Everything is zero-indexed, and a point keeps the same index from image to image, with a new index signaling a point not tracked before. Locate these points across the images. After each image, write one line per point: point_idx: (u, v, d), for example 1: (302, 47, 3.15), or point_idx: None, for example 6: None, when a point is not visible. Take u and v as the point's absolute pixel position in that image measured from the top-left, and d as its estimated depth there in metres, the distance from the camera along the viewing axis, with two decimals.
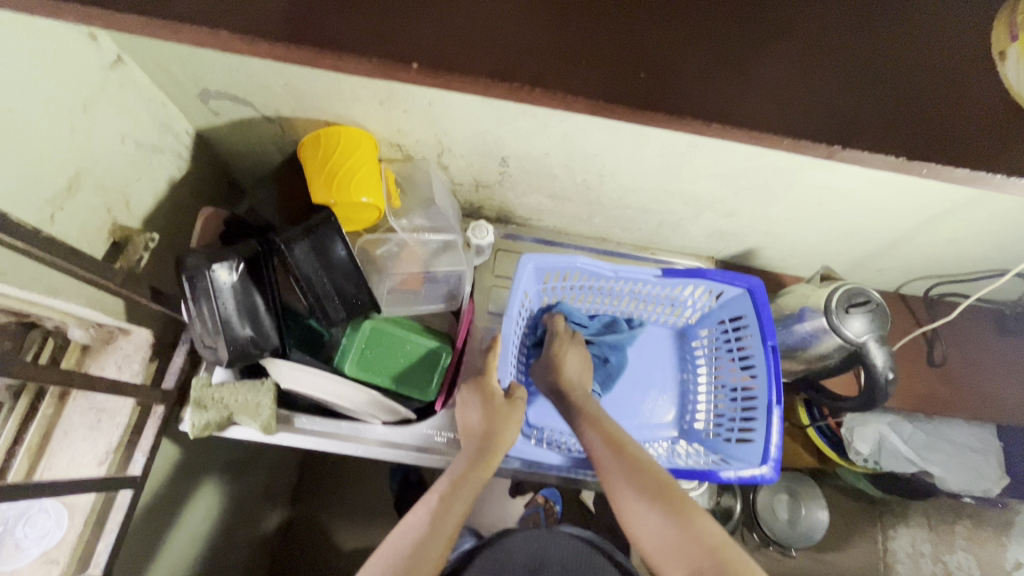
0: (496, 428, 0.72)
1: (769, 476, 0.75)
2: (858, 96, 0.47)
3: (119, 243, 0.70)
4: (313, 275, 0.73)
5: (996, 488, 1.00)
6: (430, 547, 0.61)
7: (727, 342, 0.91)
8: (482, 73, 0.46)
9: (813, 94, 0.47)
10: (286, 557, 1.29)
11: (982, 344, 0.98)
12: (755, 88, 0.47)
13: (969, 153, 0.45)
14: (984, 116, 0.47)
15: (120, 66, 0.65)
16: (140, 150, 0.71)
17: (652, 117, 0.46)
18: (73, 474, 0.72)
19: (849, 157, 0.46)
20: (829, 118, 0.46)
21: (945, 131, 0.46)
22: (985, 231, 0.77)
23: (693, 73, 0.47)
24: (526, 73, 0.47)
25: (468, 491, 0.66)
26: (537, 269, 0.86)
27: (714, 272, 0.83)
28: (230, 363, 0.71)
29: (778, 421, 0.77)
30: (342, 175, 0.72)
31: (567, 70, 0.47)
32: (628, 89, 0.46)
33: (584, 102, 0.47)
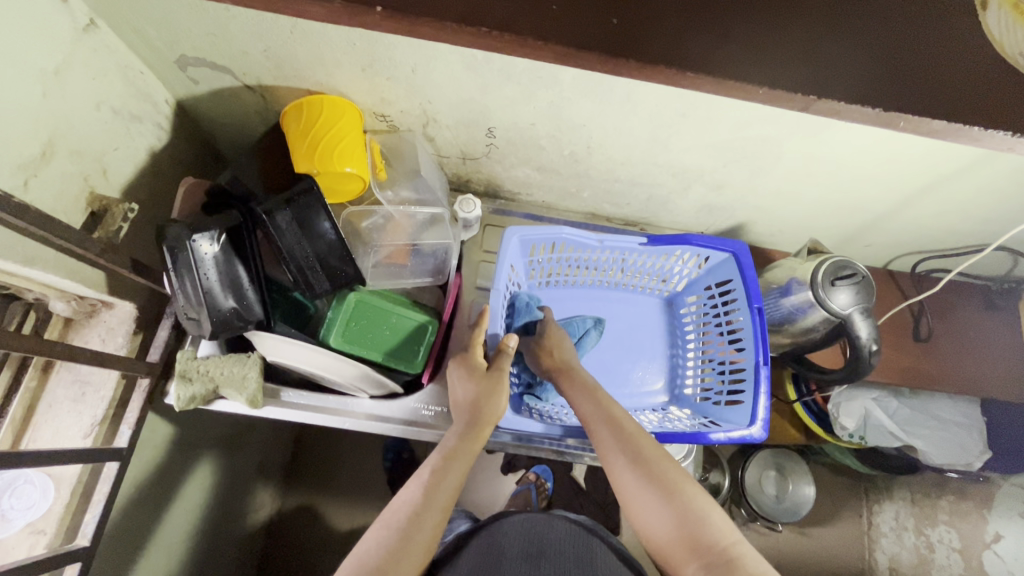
0: (485, 400, 0.72)
1: (758, 436, 0.76)
2: (850, 45, 0.43)
3: (97, 213, 0.68)
4: (296, 246, 0.72)
5: (978, 463, 1.02)
6: (422, 522, 0.60)
7: (714, 310, 0.91)
8: (450, 15, 0.43)
9: (801, 43, 0.43)
10: (279, 532, 1.30)
11: (969, 319, 0.98)
12: (733, 37, 0.43)
13: (976, 105, 0.43)
14: (993, 69, 0.44)
15: (93, 30, 0.63)
16: (117, 118, 0.69)
17: (628, 67, 0.43)
18: (58, 445, 0.72)
19: (823, 110, 0.43)
20: (811, 67, 0.43)
21: (950, 83, 0.43)
22: (972, 204, 0.77)
23: (665, 19, 0.43)
24: (496, 16, 0.43)
25: (461, 463, 0.67)
26: (523, 240, 0.86)
27: (698, 238, 0.83)
28: (214, 335, 0.70)
29: (767, 382, 0.78)
30: (325, 143, 0.70)
31: (540, 13, 0.43)
32: (601, 34, 0.43)
33: (555, 50, 0.43)
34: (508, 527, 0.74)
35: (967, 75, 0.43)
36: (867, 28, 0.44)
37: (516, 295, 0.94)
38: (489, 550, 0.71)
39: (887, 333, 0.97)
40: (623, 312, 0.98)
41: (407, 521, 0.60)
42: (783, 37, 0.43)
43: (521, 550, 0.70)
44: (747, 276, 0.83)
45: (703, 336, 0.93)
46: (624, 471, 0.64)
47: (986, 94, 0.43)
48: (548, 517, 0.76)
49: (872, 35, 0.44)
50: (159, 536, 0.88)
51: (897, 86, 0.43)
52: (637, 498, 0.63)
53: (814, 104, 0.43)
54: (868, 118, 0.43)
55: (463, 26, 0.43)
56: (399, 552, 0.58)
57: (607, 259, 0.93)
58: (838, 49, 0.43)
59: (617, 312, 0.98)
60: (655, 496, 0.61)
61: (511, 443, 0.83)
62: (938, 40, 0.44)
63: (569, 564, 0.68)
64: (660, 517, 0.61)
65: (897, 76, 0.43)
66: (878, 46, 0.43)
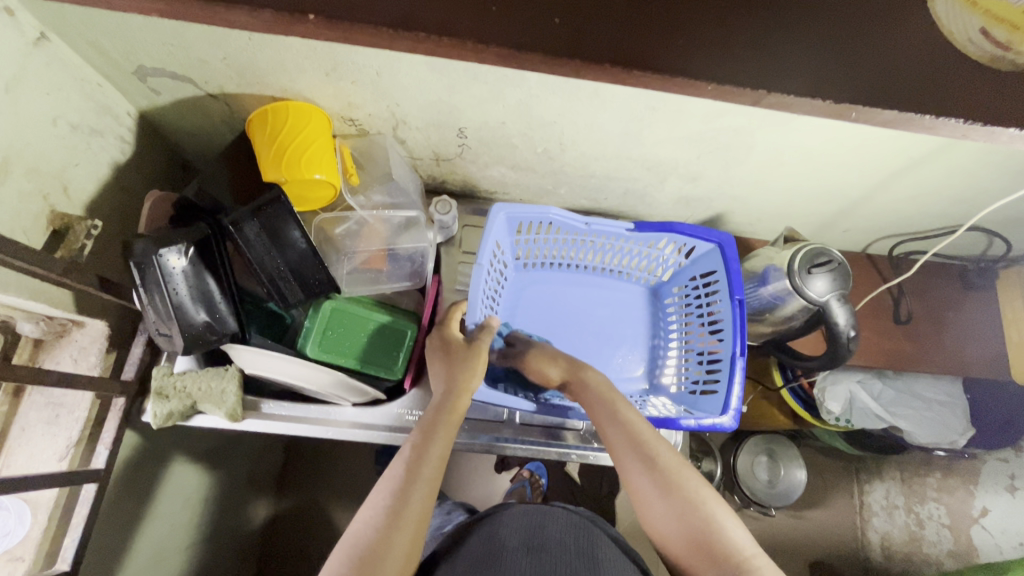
0: (462, 371, 0.70)
1: (728, 425, 0.77)
2: (802, 34, 0.43)
3: (60, 231, 0.67)
4: (266, 256, 0.71)
5: (962, 440, 1.03)
6: (410, 499, 0.58)
7: (697, 299, 0.91)
8: (388, 21, 0.42)
9: (753, 34, 0.43)
10: (272, 543, 1.29)
11: (948, 299, 0.99)
12: (682, 30, 0.43)
13: (929, 92, 0.43)
14: (948, 57, 0.43)
15: (44, 43, 0.61)
16: (76, 133, 0.68)
17: (574, 67, 0.42)
18: (33, 470, 0.71)
19: (776, 103, 0.43)
20: (761, 59, 0.43)
21: (903, 70, 0.43)
22: (945, 186, 0.77)
23: (609, 17, 0.43)
24: (434, 20, 0.42)
25: (444, 435, 0.64)
26: (510, 218, 0.85)
27: (683, 225, 0.83)
28: (187, 350, 0.69)
29: (742, 372, 0.78)
30: (292, 150, 0.69)
31: (479, 17, 0.42)
32: (543, 35, 0.42)
33: (498, 52, 0.43)
34: (505, 522, 0.73)
35: (922, 59, 0.43)
36: (824, 18, 0.43)
37: (502, 276, 0.92)
38: (489, 543, 0.70)
39: (868, 317, 0.98)
40: (608, 301, 0.97)
41: (396, 498, 0.58)
42: (739, 28, 0.43)
43: (523, 542, 0.69)
44: (731, 266, 0.83)
45: (685, 326, 0.93)
46: (634, 471, 0.63)
47: (946, 79, 0.43)
48: (549, 510, 0.76)
49: (826, 25, 0.43)
50: (144, 554, 0.87)
51: (853, 75, 0.43)
52: (646, 499, 0.61)
53: (763, 98, 0.43)
54: (821, 109, 0.43)
55: (399, 32, 0.42)
56: (389, 534, 0.56)
57: (594, 244, 0.92)
58: (792, 41, 0.43)
59: (601, 299, 0.97)
60: (679, 518, 0.58)
61: (494, 442, 0.83)
62: (895, 28, 0.44)
63: (570, 556, 0.68)
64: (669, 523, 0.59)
65: (854, 64, 0.43)
66: (834, 34, 0.43)
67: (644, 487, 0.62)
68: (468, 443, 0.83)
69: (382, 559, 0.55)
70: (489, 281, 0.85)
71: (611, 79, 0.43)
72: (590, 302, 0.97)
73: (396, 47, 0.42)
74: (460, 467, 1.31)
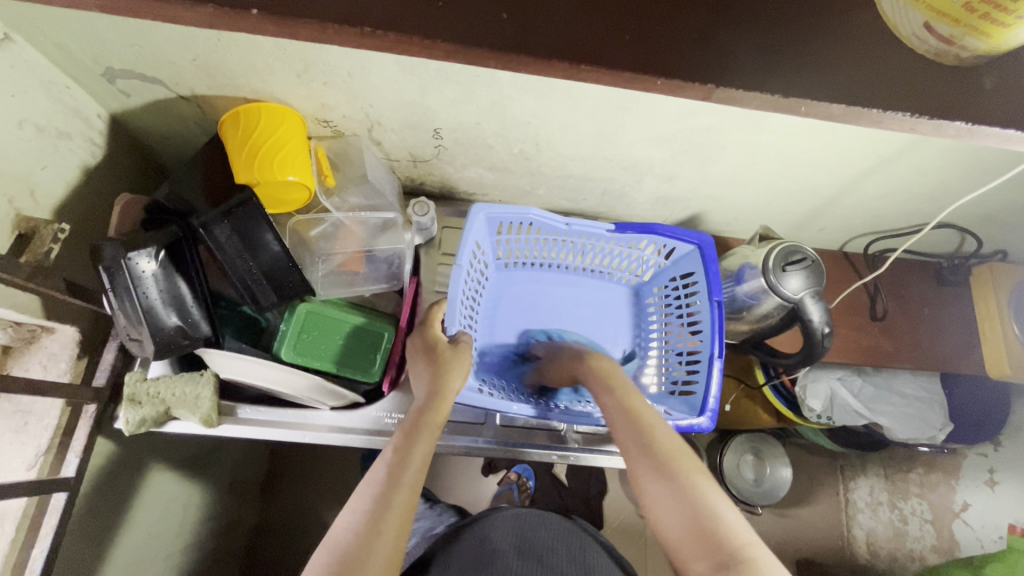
0: (443, 372, 0.70)
1: (706, 425, 0.78)
2: (757, 34, 0.44)
3: (25, 236, 0.65)
4: (239, 260, 0.70)
5: (941, 435, 1.05)
6: (393, 503, 0.57)
7: (677, 300, 0.91)
8: (326, 14, 0.41)
9: (707, 30, 0.43)
10: (256, 551, 1.27)
11: (923, 295, 1.00)
12: (640, 23, 0.43)
13: (882, 87, 0.43)
14: (900, 54, 0.44)
15: (7, 44, 0.60)
16: (42, 136, 0.67)
17: (527, 62, 0.42)
18: (1, 480, 0.69)
19: (727, 98, 0.43)
20: (721, 55, 0.43)
21: (855, 68, 0.43)
22: (916, 184, 0.78)
23: (562, 14, 0.43)
24: (380, 15, 0.41)
25: (426, 439, 0.64)
26: (490, 219, 0.85)
27: (664, 227, 0.84)
28: (158, 355, 0.68)
29: (720, 372, 0.80)
30: (265, 152, 0.68)
31: (425, 13, 0.42)
32: (492, 30, 0.42)
33: (443, 50, 0.42)
34: (499, 524, 0.72)
35: (875, 56, 0.44)
36: (780, 18, 0.44)
37: (483, 277, 0.92)
38: (480, 547, 0.69)
39: (845, 314, 0.99)
40: (590, 302, 0.98)
41: (378, 502, 0.57)
42: (695, 26, 0.43)
43: (514, 547, 0.69)
44: (710, 268, 0.84)
45: (665, 328, 0.93)
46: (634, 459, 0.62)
47: (899, 75, 0.43)
48: (543, 514, 0.75)
49: (782, 25, 0.44)
50: (120, 564, 0.85)
51: (810, 71, 0.43)
52: (647, 491, 0.60)
53: (714, 92, 0.43)
54: (769, 103, 0.43)
55: (343, 28, 0.41)
56: (372, 539, 0.54)
57: (576, 243, 0.92)
58: (750, 39, 0.43)
59: (583, 299, 0.98)
60: (676, 503, 0.57)
61: (476, 444, 0.83)
62: (845, 25, 0.44)
63: (563, 562, 0.68)
64: (666, 507, 0.58)
65: (810, 60, 0.43)
66: (787, 33, 0.44)
67: (646, 474, 0.60)
68: (449, 445, 0.82)
69: (365, 562, 0.52)
70: (469, 284, 0.85)
71: (562, 76, 0.42)
72: (572, 302, 0.97)
73: (339, 43, 0.41)
74: (446, 471, 1.30)
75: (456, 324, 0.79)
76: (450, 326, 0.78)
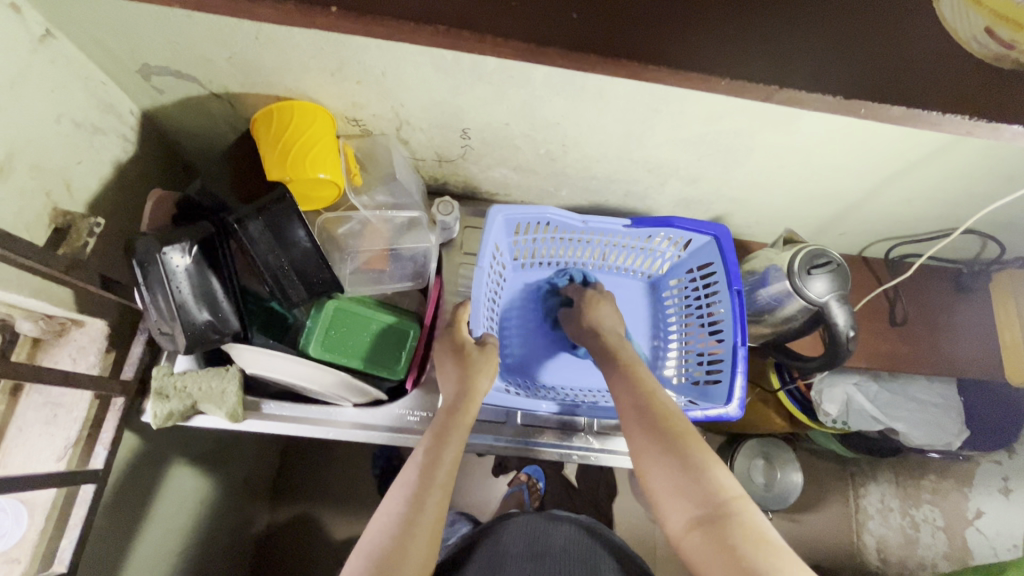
0: (471, 374, 0.70)
1: (734, 414, 0.78)
2: (797, 40, 0.45)
3: (62, 229, 0.66)
4: (270, 255, 0.71)
5: (957, 442, 1.04)
6: (424, 504, 0.58)
7: (696, 293, 0.92)
8: (410, 13, 0.44)
9: (746, 36, 0.45)
10: (268, 547, 1.27)
11: (942, 301, 1.00)
12: (694, 27, 0.45)
13: (917, 91, 0.45)
14: (937, 61, 0.46)
15: (50, 40, 0.61)
16: (79, 131, 0.67)
17: (589, 62, 0.44)
18: (31, 471, 0.70)
19: (789, 100, 0.45)
20: (764, 59, 0.44)
21: (893, 71, 0.45)
22: (941, 189, 0.79)
23: (634, 15, 0.45)
24: (452, 15, 0.44)
25: (456, 437, 0.65)
26: (508, 220, 0.85)
27: (681, 220, 0.83)
28: (189, 349, 0.69)
29: (745, 362, 0.80)
30: (297, 150, 0.69)
31: (496, 13, 0.44)
32: (561, 31, 0.44)
33: (514, 47, 0.44)
34: (513, 528, 0.73)
35: (915, 66, 0.45)
36: (827, 27, 0.46)
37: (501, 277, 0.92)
38: (492, 549, 0.71)
39: (864, 319, 0.99)
40: (608, 295, 0.98)
41: (410, 500, 0.58)
42: (745, 29, 0.45)
43: (526, 550, 0.70)
44: (727, 257, 0.84)
45: (685, 323, 0.94)
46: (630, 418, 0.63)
47: (935, 82, 0.45)
48: (556, 517, 0.76)
49: (829, 36, 0.46)
50: (140, 557, 0.85)
51: (853, 77, 0.45)
52: (640, 447, 0.61)
53: (775, 94, 0.44)
54: (834, 106, 0.45)
55: (418, 26, 0.43)
56: (406, 542, 0.55)
57: (593, 241, 0.92)
58: (791, 45, 0.45)
59: None
60: (666, 459, 0.58)
61: (496, 443, 0.83)
62: (885, 35, 0.46)
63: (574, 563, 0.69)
64: (655, 462, 0.59)
65: (852, 67, 0.45)
66: (831, 40, 0.45)
67: (638, 431, 0.62)
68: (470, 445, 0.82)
69: (401, 562, 0.54)
70: (490, 283, 0.85)
71: (626, 74, 0.45)
72: None
73: (415, 40, 0.44)
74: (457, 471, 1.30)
75: (480, 324, 0.79)
76: (474, 328, 0.78)
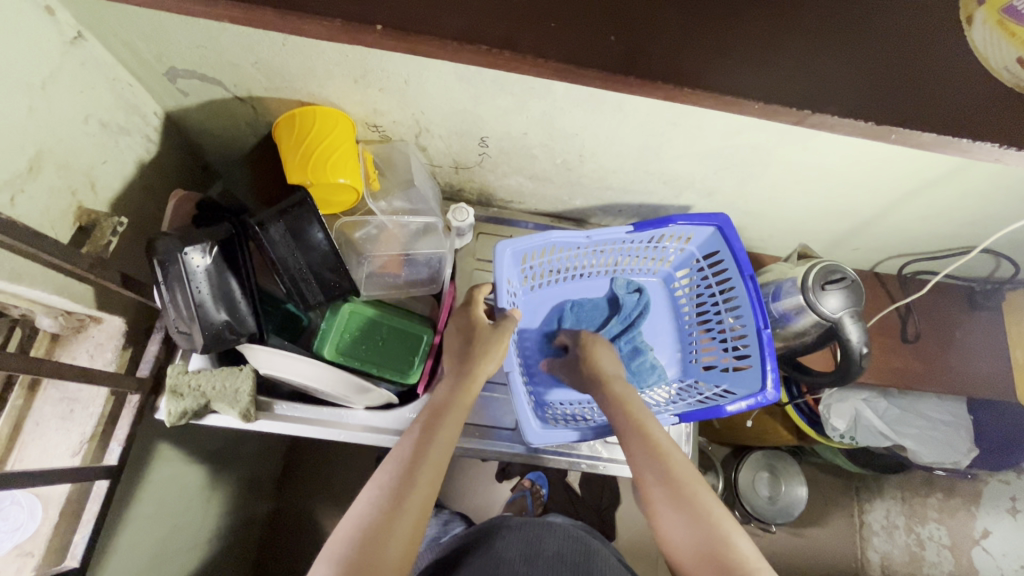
0: (476, 359, 0.70)
1: (771, 394, 0.77)
2: (821, 64, 0.46)
3: (86, 227, 0.67)
4: (290, 257, 0.72)
5: (966, 460, 1.03)
6: (415, 481, 0.57)
7: (707, 285, 0.91)
8: (453, 33, 0.44)
9: (770, 61, 0.46)
10: (272, 546, 1.27)
11: (954, 319, 1.00)
12: (725, 53, 0.45)
13: (940, 118, 0.46)
14: (959, 88, 0.46)
15: (80, 43, 0.62)
16: (105, 131, 0.68)
17: (626, 83, 0.45)
18: (46, 465, 0.71)
19: (820, 123, 0.46)
20: (790, 84, 0.45)
21: (915, 99, 0.46)
22: (957, 208, 0.78)
23: (669, 36, 0.46)
24: (494, 35, 0.45)
25: (451, 421, 0.64)
26: (514, 253, 0.81)
27: (680, 218, 0.81)
28: (206, 348, 0.70)
29: (769, 342, 0.79)
30: (320, 154, 0.70)
31: (539, 33, 0.45)
32: (601, 52, 0.45)
33: (554, 67, 0.45)
34: (504, 536, 0.72)
35: (939, 92, 0.46)
36: (855, 53, 0.46)
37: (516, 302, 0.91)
38: (487, 556, 0.69)
39: (876, 335, 0.98)
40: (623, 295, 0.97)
41: (401, 482, 0.57)
42: (778, 53, 0.46)
43: (521, 555, 0.69)
44: (733, 246, 0.82)
45: (701, 318, 0.93)
46: (648, 476, 0.63)
47: (957, 110, 0.46)
48: (547, 523, 0.76)
49: (857, 60, 0.46)
50: (149, 553, 0.86)
51: (878, 102, 0.46)
52: (658, 505, 0.61)
53: (805, 118, 0.45)
54: (864, 130, 0.46)
55: (460, 44, 0.44)
56: (392, 517, 0.54)
57: (598, 250, 0.90)
58: (811, 73, 0.46)
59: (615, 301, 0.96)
60: (685, 518, 0.58)
61: (506, 450, 0.82)
62: (911, 60, 0.47)
63: (566, 567, 0.68)
64: (675, 526, 0.59)
65: (876, 92, 0.46)
66: (859, 65, 0.46)
67: (653, 489, 0.62)
68: (477, 449, 0.82)
69: (384, 543, 0.52)
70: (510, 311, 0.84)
71: (662, 96, 0.45)
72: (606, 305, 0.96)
73: (458, 59, 0.45)
74: (461, 474, 1.30)
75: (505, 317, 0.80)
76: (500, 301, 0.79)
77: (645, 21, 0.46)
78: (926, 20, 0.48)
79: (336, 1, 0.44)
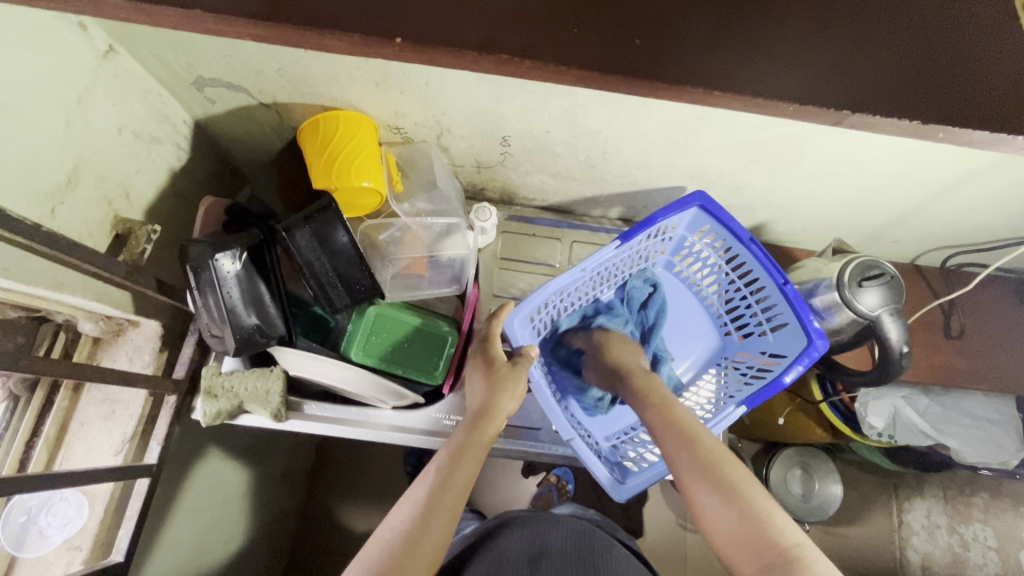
0: (495, 396, 0.69)
1: (819, 345, 0.74)
2: (859, 58, 0.44)
3: (122, 236, 0.70)
4: (315, 260, 0.73)
5: (1014, 460, 0.98)
6: (431, 525, 0.57)
7: (718, 269, 0.87)
8: (472, 44, 0.44)
9: (803, 54, 0.44)
10: (304, 539, 1.31)
11: (1004, 314, 0.95)
12: (754, 52, 0.44)
13: (988, 112, 0.43)
14: (1010, 81, 0.44)
15: (112, 56, 0.64)
16: (138, 141, 0.70)
17: (650, 89, 0.44)
18: (92, 463, 0.73)
19: (860, 123, 0.44)
20: (827, 82, 0.44)
21: (960, 97, 0.43)
22: (1005, 199, 0.74)
23: (697, 36, 0.44)
24: (516, 44, 0.44)
25: (470, 461, 0.64)
26: (524, 320, 0.79)
27: (662, 212, 0.75)
28: (238, 352, 0.71)
29: (796, 300, 0.76)
30: (342, 159, 0.71)
31: (558, 42, 0.44)
32: (622, 58, 0.44)
33: (575, 75, 0.44)
34: (509, 537, 0.72)
35: (985, 85, 0.44)
36: (895, 46, 0.44)
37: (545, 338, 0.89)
38: (492, 555, 0.70)
39: (916, 332, 0.94)
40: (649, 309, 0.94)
41: (417, 522, 0.57)
42: (814, 48, 0.44)
43: (525, 554, 0.69)
44: (721, 221, 0.78)
45: (720, 301, 0.90)
46: (681, 460, 0.62)
47: (1009, 101, 0.43)
48: (553, 520, 0.75)
49: (895, 54, 0.44)
50: (190, 544, 0.89)
51: (923, 97, 0.44)
52: (694, 488, 0.59)
53: (846, 119, 0.43)
54: (907, 130, 0.44)
55: (478, 56, 0.44)
56: (406, 557, 0.54)
57: (598, 272, 0.85)
58: (848, 68, 0.44)
59: None
60: (721, 499, 0.57)
61: (531, 450, 0.82)
62: (956, 54, 0.44)
63: (568, 561, 0.68)
64: (712, 508, 0.57)
65: (920, 88, 0.44)
66: (897, 61, 0.44)
67: (689, 475, 0.60)
68: (504, 449, 0.82)
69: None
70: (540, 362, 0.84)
71: (688, 101, 0.44)
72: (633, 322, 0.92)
73: (478, 69, 0.44)
74: (487, 470, 1.31)
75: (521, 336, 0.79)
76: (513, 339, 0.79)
77: (668, 22, 0.45)
78: (975, 13, 0.45)
79: (354, 16, 0.44)
